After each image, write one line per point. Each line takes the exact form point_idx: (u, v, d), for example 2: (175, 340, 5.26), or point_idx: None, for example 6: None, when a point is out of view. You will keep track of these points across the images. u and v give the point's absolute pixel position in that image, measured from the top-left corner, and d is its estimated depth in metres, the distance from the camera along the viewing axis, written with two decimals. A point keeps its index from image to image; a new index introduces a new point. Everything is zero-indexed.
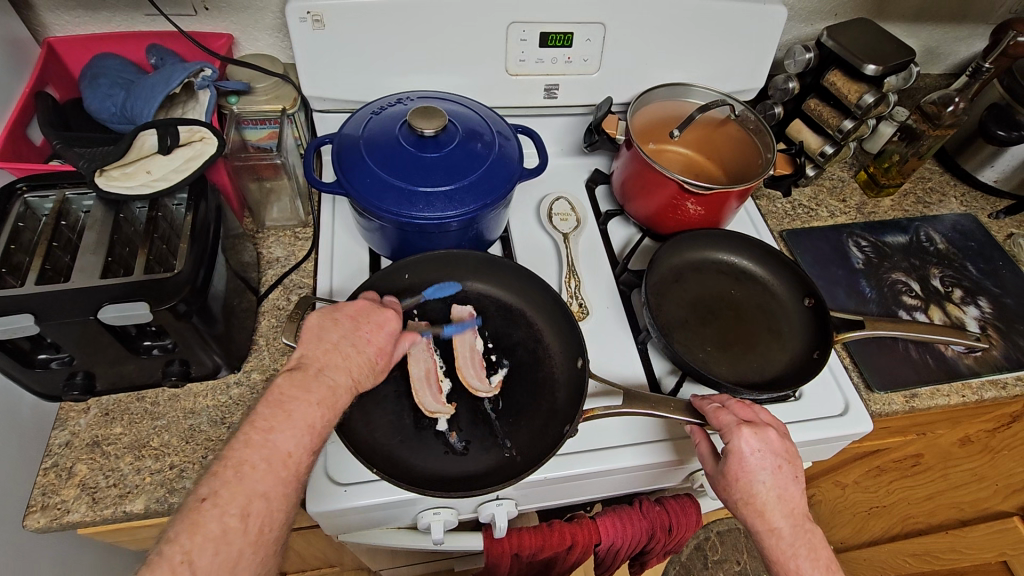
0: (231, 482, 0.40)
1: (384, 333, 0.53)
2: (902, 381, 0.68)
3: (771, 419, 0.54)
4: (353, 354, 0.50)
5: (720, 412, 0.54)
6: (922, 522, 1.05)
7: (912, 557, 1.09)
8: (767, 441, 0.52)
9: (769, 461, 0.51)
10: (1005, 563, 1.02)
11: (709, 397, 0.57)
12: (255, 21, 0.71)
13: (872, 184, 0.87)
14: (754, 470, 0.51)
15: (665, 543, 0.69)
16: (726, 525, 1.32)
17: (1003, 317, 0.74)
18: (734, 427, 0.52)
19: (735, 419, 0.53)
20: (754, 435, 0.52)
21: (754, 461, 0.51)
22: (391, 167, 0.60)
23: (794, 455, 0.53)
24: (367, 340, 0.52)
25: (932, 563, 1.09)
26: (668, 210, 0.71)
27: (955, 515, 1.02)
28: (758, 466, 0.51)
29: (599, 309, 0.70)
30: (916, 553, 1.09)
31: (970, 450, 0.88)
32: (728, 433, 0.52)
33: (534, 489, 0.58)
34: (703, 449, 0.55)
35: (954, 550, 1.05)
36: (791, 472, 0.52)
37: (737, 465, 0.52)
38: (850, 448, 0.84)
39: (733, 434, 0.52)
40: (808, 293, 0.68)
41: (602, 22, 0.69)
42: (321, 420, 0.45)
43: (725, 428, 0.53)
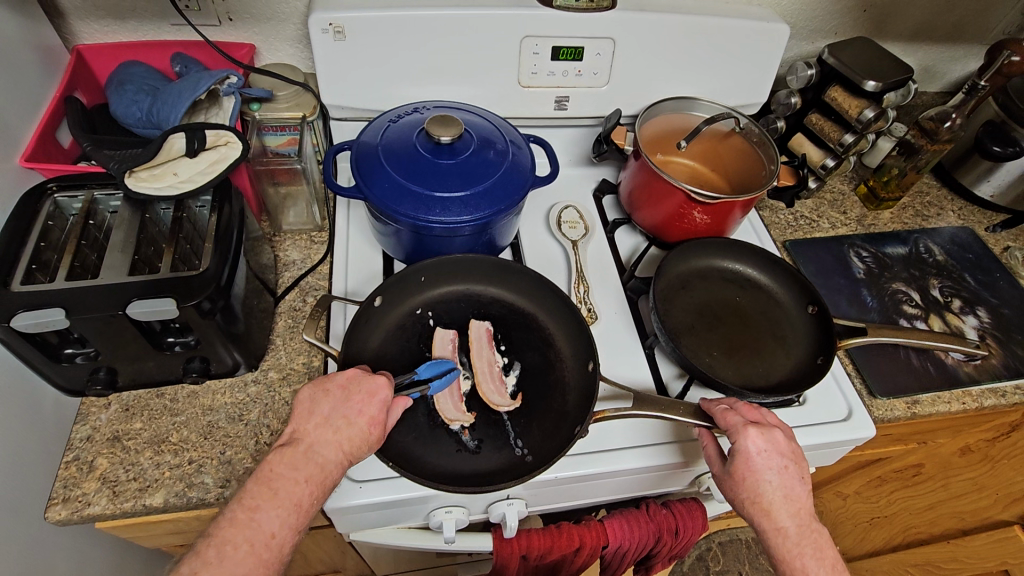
0: (218, 559, 0.40)
1: (375, 402, 0.49)
2: (904, 388, 0.69)
3: (778, 422, 0.56)
4: (345, 427, 0.48)
5: (728, 413, 0.55)
6: (924, 532, 1.05)
7: (914, 568, 1.09)
8: (775, 443, 0.53)
9: (776, 462, 0.53)
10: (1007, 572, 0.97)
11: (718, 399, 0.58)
12: (276, 31, 0.73)
13: (873, 197, 0.89)
14: (760, 470, 0.52)
15: (671, 546, 0.70)
16: (727, 535, 1.32)
17: (1001, 327, 0.76)
18: (742, 427, 0.53)
19: (743, 420, 0.54)
20: (762, 436, 0.53)
21: (761, 461, 0.52)
22: (408, 173, 0.62)
23: (800, 456, 0.54)
24: (358, 411, 0.48)
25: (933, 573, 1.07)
26: (675, 220, 0.73)
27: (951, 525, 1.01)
28: (765, 466, 0.52)
29: (607, 315, 0.72)
30: (917, 564, 1.08)
31: (970, 459, 0.89)
32: (737, 433, 0.53)
33: (544, 489, 0.60)
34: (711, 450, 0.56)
35: (957, 560, 1.03)
36: (797, 473, 0.53)
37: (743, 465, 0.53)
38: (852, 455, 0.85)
39: (740, 434, 0.53)
40: (812, 300, 0.70)
41: (612, 37, 0.72)
42: (308, 498, 0.45)
43: (734, 430, 0.54)
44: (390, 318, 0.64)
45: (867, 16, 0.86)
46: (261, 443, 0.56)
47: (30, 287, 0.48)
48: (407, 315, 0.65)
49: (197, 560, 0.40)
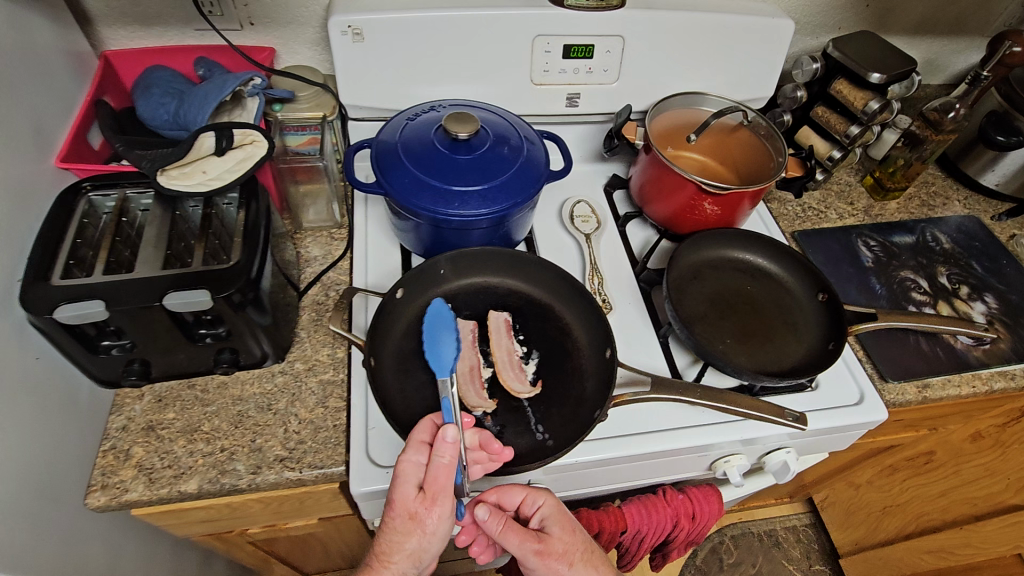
0: None
1: (443, 502, 0.49)
2: (914, 372, 0.70)
3: (526, 495, 0.55)
4: (425, 536, 0.49)
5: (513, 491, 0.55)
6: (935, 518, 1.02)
7: (928, 555, 1.02)
8: (530, 511, 0.56)
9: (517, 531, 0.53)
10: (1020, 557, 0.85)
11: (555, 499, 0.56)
12: (296, 35, 0.76)
13: (879, 188, 0.91)
14: (563, 531, 0.55)
15: (688, 531, 0.71)
16: (740, 527, 1.33)
17: (1009, 313, 0.77)
18: (542, 491, 0.56)
19: (522, 495, 0.55)
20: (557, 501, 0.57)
21: (515, 527, 0.53)
22: (427, 168, 0.64)
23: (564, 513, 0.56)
24: (433, 518, 0.49)
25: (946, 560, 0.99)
26: (687, 213, 0.75)
27: (966, 509, 0.95)
28: (522, 532, 0.53)
29: (621, 305, 0.73)
30: (930, 551, 1.02)
31: (981, 444, 0.90)
32: (531, 502, 0.56)
33: (565, 473, 0.61)
34: (496, 517, 0.52)
35: (971, 546, 0.93)
36: (558, 532, 0.55)
37: (509, 530, 0.53)
38: (864, 442, 0.87)
39: (535, 498, 0.56)
40: (822, 288, 0.72)
41: (621, 35, 0.74)
42: None
43: (519, 497, 0.55)
44: (411, 309, 0.65)
45: (870, 11, 0.88)
46: (290, 430, 0.58)
47: (70, 281, 0.50)
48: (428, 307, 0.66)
49: None
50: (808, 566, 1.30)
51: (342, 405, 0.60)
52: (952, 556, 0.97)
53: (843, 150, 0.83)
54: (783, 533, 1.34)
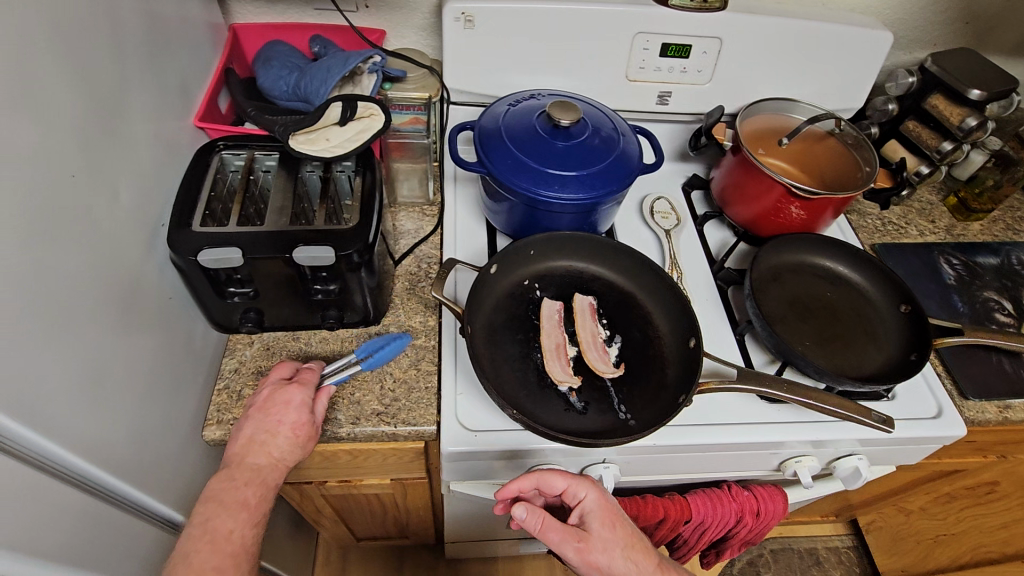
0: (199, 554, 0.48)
1: (293, 409, 0.54)
2: (996, 392, 0.69)
3: (566, 485, 0.54)
4: (269, 438, 0.53)
5: (552, 479, 0.54)
6: (994, 552, 0.99)
7: None
8: (574, 501, 0.55)
9: (557, 527, 0.52)
10: None
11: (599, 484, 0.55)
12: (406, 19, 0.80)
13: (963, 208, 0.90)
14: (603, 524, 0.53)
15: (749, 528, 0.72)
16: (780, 542, 1.32)
17: None
18: (585, 483, 0.54)
19: (561, 488, 0.54)
20: (604, 496, 0.54)
21: (555, 522, 0.52)
22: (527, 151, 0.67)
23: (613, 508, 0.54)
24: (278, 421, 0.54)
25: None
26: (770, 215, 0.76)
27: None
28: (561, 528, 0.52)
29: (700, 301, 0.75)
30: None
31: None
32: (573, 492, 0.54)
33: (640, 455, 0.63)
34: (533, 515, 0.51)
35: None
36: (602, 525, 0.53)
37: (548, 528, 0.52)
38: (931, 463, 0.86)
39: (579, 490, 0.54)
40: (905, 300, 0.71)
41: (719, 37, 0.75)
42: (251, 497, 0.52)
43: (561, 486, 0.54)
44: (501, 285, 0.68)
45: (969, 28, 0.87)
46: (385, 388, 0.61)
47: (210, 229, 0.55)
48: (516, 285, 0.69)
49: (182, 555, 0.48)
50: None
51: (434, 369, 0.63)
52: None
53: (931, 166, 0.82)
54: (823, 554, 1.32)
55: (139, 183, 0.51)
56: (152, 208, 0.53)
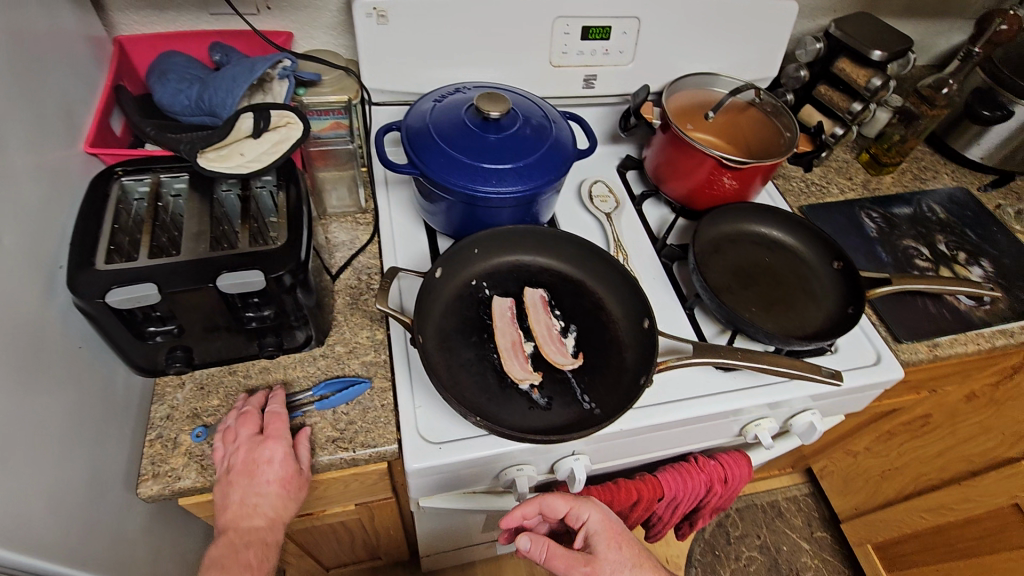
0: None
1: (274, 467, 0.52)
2: (925, 331, 0.74)
3: (568, 506, 0.58)
4: (258, 499, 0.52)
5: (554, 502, 0.58)
6: (933, 478, 1.05)
7: (927, 513, 1.06)
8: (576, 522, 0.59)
9: (562, 554, 0.57)
10: (1017, 505, 0.88)
11: (596, 503, 0.60)
12: (313, 19, 0.75)
13: (875, 163, 0.96)
14: (607, 544, 0.58)
15: (719, 495, 0.74)
16: (744, 500, 1.38)
17: (1003, 276, 0.82)
18: (587, 506, 0.58)
19: (564, 510, 0.58)
20: (605, 515, 0.59)
21: (559, 550, 0.56)
22: (459, 147, 0.65)
23: (615, 528, 0.59)
24: (262, 484, 0.51)
25: (945, 516, 1.02)
26: (705, 188, 0.77)
27: (962, 465, 0.99)
28: (567, 554, 0.57)
29: (647, 280, 0.75)
30: (930, 509, 1.05)
31: (976, 404, 0.94)
32: (576, 514, 0.59)
33: (608, 442, 0.62)
34: (539, 544, 0.56)
35: (968, 500, 0.97)
36: (606, 546, 0.57)
37: (554, 556, 0.57)
38: (872, 405, 0.91)
39: (581, 512, 0.58)
40: (837, 257, 0.75)
41: (637, 16, 0.76)
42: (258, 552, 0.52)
43: (562, 510, 0.58)
44: (449, 287, 0.66)
45: None
46: (339, 412, 0.57)
47: (116, 265, 0.49)
48: (463, 285, 0.67)
49: None
50: (810, 534, 1.35)
51: (388, 385, 0.60)
52: (952, 511, 1.00)
53: (845, 129, 0.84)
54: (784, 504, 1.38)
55: (23, 222, 0.45)
56: (45, 249, 0.47)
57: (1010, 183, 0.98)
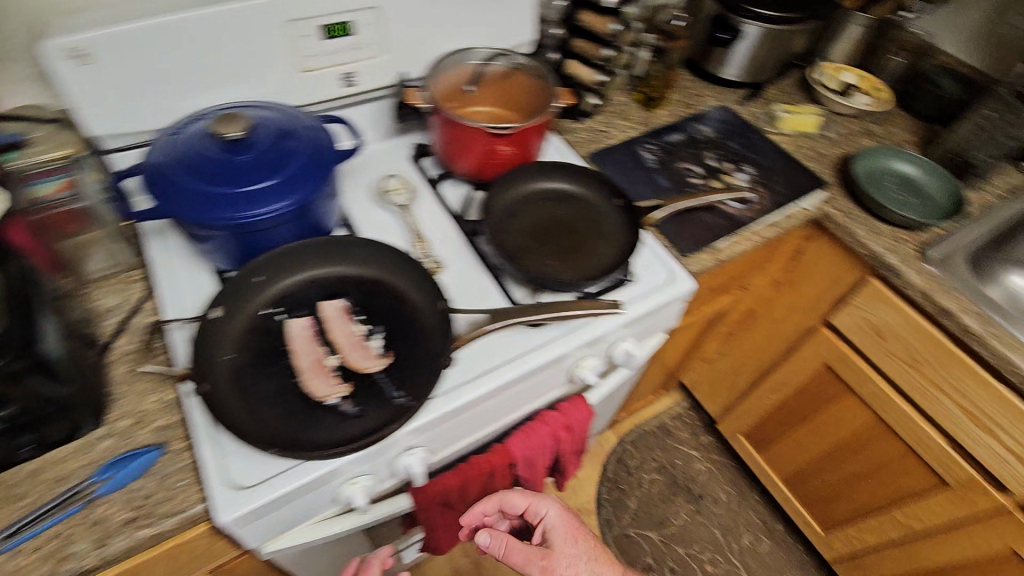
0: None
1: None
2: (705, 241, 0.82)
3: (523, 500, 0.71)
4: None
5: (513, 494, 0.71)
6: (764, 361, 1.20)
7: (768, 392, 1.20)
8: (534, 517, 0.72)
9: (521, 549, 0.68)
10: (829, 366, 1.03)
11: (552, 501, 0.73)
12: (9, 72, 0.67)
13: (647, 100, 1.03)
14: (562, 539, 0.69)
15: (570, 439, 0.78)
16: (635, 431, 1.47)
17: (764, 175, 0.93)
18: (545, 503, 0.72)
19: (520, 499, 0.71)
20: (562, 513, 0.72)
21: (517, 545, 0.67)
22: (205, 178, 0.61)
23: (571, 524, 0.71)
24: None
25: (779, 391, 1.17)
26: (489, 160, 0.80)
27: (781, 344, 1.13)
28: (526, 546, 0.68)
29: (452, 261, 0.76)
30: (768, 388, 1.19)
31: (779, 289, 1.08)
32: (535, 510, 0.72)
33: (437, 429, 0.63)
34: (497, 540, 0.68)
35: (793, 372, 1.11)
36: (565, 542, 0.69)
37: (511, 550, 0.67)
38: (696, 315, 1.01)
39: (538, 505, 0.71)
40: (616, 194, 0.80)
41: (372, 6, 0.75)
42: None
43: (523, 505, 0.71)
44: (236, 324, 0.61)
45: None
46: (131, 490, 0.53)
47: None
48: (254, 318, 0.62)
49: None
50: (697, 441, 1.48)
51: (185, 444, 0.56)
52: (785, 385, 1.15)
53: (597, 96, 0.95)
54: (670, 423, 1.50)
55: None
56: None
57: (762, 93, 1.11)
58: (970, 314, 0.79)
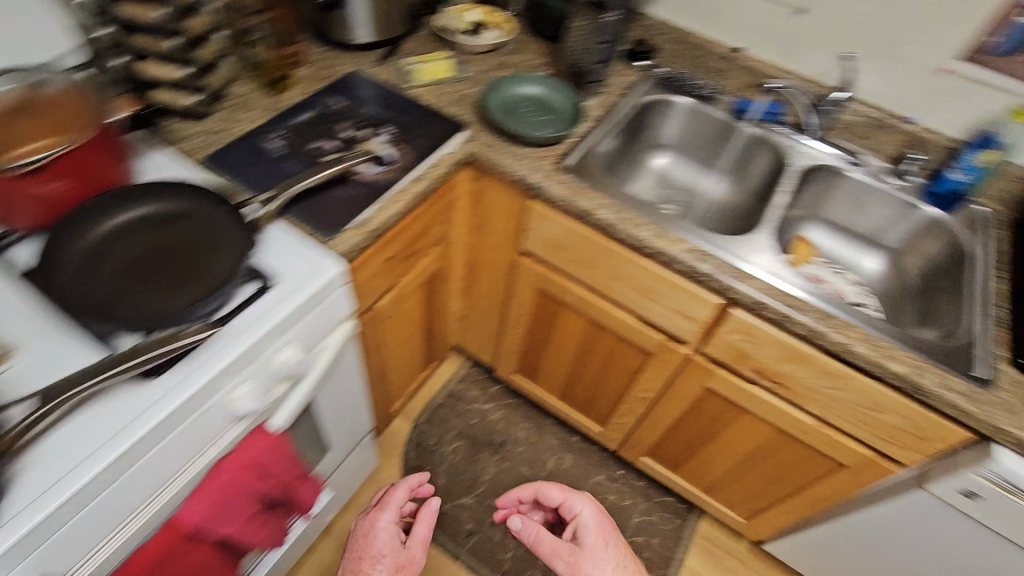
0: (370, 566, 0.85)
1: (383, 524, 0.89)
2: (345, 216, 0.78)
3: (563, 496, 0.85)
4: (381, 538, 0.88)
5: (556, 488, 0.86)
6: (499, 301, 1.24)
7: (513, 327, 1.25)
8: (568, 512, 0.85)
9: (549, 542, 0.79)
10: (542, 288, 1.09)
11: (586, 497, 0.84)
12: None
13: (271, 84, 0.94)
14: (591, 527, 0.81)
15: (269, 474, 0.72)
16: (426, 410, 1.46)
17: (404, 132, 0.91)
18: (580, 502, 0.84)
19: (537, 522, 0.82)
20: (597, 515, 0.83)
21: (545, 537, 0.79)
22: None
23: (608, 529, 0.81)
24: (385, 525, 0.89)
25: (521, 323, 1.22)
26: (45, 206, 0.66)
27: (503, 281, 1.17)
28: (581, 523, 0.82)
29: (27, 338, 0.61)
30: (512, 323, 1.24)
31: (478, 232, 1.10)
32: (571, 507, 0.84)
33: (31, 548, 0.51)
34: (524, 531, 0.80)
35: (522, 303, 1.17)
36: (600, 540, 0.79)
37: (540, 539, 0.79)
38: (400, 287, 0.98)
39: (580, 501, 0.84)
40: (223, 200, 0.72)
41: None
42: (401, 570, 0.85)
43: (558, 497, 0.85)
44: None
45: None
46: None
47: None
48: None
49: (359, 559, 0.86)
50: (488, 394, 1.51)
51: None
52: (521, 317, 1.20)
53: (200, 92, 0.85)
54: (459, 388, 1.51)
55: None
56: None
57: (400, 49, 1.09)
58: (604, 209, 0.88)
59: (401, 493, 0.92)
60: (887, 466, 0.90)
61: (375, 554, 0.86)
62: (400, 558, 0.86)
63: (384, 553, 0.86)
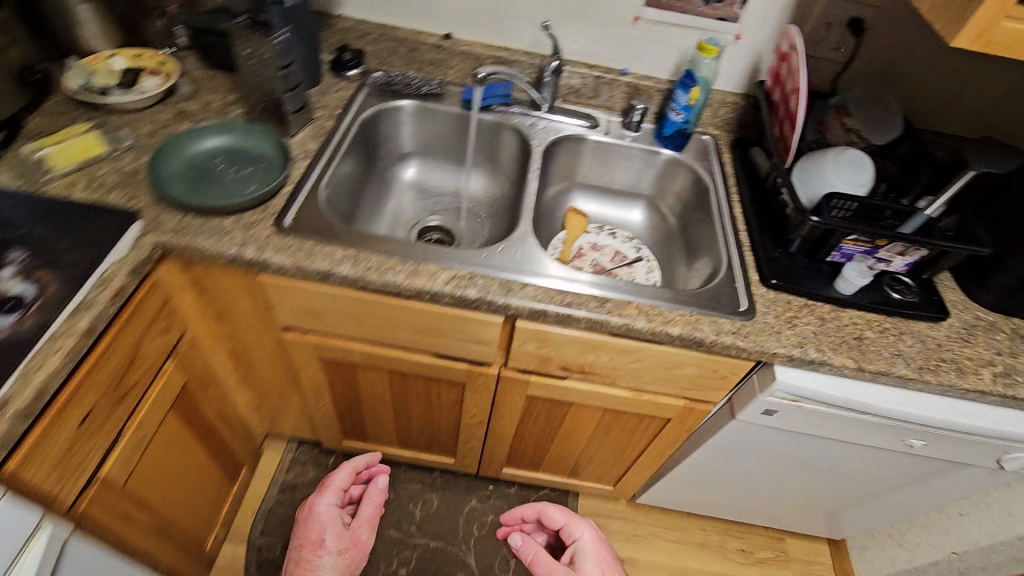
0: (303, 563, 0.87)
1: (321, 510, 0.92)
2: None
3: (564, 519, 0.89)
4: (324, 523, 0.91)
5: (557, 511, 0.89)
6: (288, 377, 1.06)
7: (316, 398, 1.09)
8: (569, 538, 0.88)
9: (545, 563, 0.81)
10: (324, 355, 0.94)
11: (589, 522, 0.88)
12: None
13: None
14: (588, 553, 0.84)
15: None
16: (259, 519, 1.24)
17: (42, 249, 0.68)
18: (581, 528, 0.87)
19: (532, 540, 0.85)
20: (597, 542, 0.86)
21: (545, 560, 0.81)
22: None
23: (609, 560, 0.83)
24: (328, 515, 0.92)
25: (323, 392, 1.07)
26: None
27: (281, 358, 1.00)
28: (576, 546, 0.85)
29: None
30: (314, 395, 1.08)
31: (224, 318, 0.91)
32: (571, 531, 0.87)
33: None
34: (524, 551, 0.83)
35: (312, 375, 1.01)
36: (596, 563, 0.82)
37: (539, 563, 0.81)
38: (131, 437, 0.76)
39: (581, 529, 0.87)
40: None
41: None
42: (348, 552, 0.89)
43: (561, 522, 0.89)
44: None
45: None
46: None
47: None
48: None
49: (297, 559, 0.88)
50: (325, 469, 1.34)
51: None
52: (319, 387, 1.05)
53: None
54: (291, 478, 1.31)
55: None
56: None
57: (26, 130, 0.83)
58: (344, 261, 0.75)
59: (342, 478, 0.96)
60: (699, 407, 0.94)
61: (317, 540, 0.89)
62: (344, 540, 0.90)
63: (325, 538, 0.89)
